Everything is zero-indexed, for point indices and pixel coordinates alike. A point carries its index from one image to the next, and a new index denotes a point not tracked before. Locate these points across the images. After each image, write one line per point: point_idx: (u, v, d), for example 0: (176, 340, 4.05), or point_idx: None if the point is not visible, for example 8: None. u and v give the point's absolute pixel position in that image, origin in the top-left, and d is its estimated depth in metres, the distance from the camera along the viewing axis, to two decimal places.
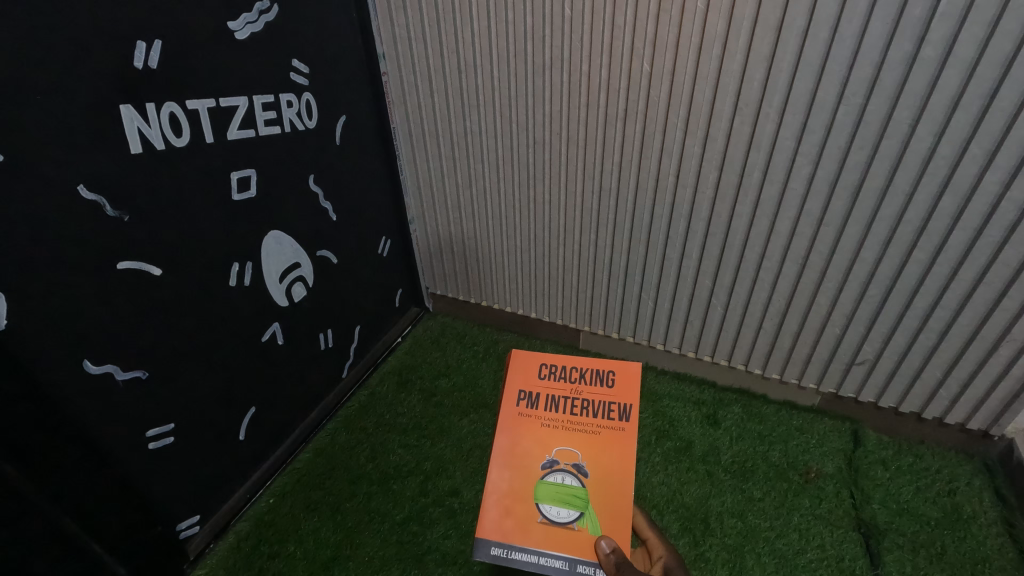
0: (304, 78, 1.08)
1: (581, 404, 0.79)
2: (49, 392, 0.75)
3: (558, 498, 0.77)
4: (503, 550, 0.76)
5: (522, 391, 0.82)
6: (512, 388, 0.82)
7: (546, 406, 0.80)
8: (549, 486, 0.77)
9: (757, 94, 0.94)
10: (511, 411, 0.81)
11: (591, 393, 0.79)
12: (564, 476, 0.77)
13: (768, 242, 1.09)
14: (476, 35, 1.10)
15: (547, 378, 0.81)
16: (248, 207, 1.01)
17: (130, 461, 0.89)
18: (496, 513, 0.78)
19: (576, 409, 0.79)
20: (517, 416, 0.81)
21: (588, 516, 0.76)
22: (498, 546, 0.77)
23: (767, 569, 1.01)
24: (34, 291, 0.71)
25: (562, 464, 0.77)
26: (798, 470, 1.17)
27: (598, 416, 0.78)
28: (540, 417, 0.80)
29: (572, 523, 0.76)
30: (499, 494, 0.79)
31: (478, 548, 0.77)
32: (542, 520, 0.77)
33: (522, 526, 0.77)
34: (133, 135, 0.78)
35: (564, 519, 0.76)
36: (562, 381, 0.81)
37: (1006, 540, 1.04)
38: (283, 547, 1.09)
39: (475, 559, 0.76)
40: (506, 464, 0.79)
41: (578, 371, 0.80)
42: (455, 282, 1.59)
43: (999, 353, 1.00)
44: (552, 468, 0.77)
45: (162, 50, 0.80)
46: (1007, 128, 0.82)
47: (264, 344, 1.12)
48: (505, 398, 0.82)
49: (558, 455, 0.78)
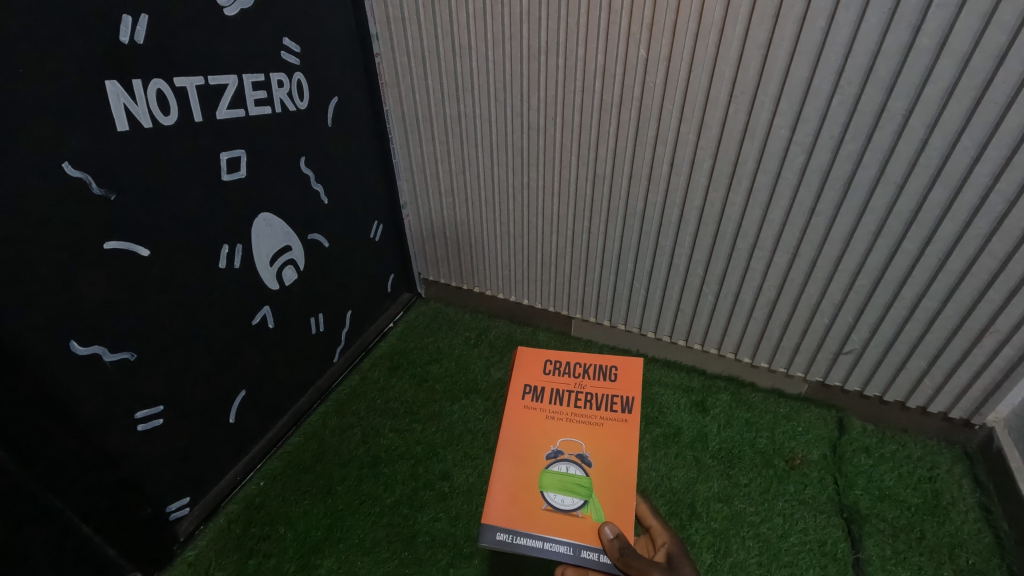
0: (295, 57, 1.06)
1: (586, 397, 0.83)
2: (36, 373, 0.74)
3: (563, 486, 0.77)
4: (508, 535, 0.74)
5: (528, 385, 0.85)
6: (519, 381, 0.86)
7: (552, 399, 0.83)
8: (554, 476, 0.78)
9: (753, 82, 0.94)
10: (518, 403, 0.83)
11: (594, 386, 0.84)
12: (568, 466, 0.79)
13: (761, 231, 1.10)
14: (472, 16, 1.08)
15: (552, 373, 0.85)
16: (238, 188, 1.00)
17: (118, 443, 0.88)
18: (501, 500, 0.77)
19: (580, 402, 0.83)
20: (524, 406, 0.83)
21: (592, 504, 0.76)
22: (504, 531, 0.75)
23: (752, 553, 1.03)
24: (19, 271, 0.70)
25: (567, 454, 0.79)
26: (784, 457, 1.19)
27: (602, 408, 0.82)
28: (544, 410, 0.83)
29: (576, 511, 0.76)
30: (504, 484, 0.79)
31: (485, 534, 0.75)
32: (546, 508, 0.76)
33: (528, 514, 0.76)
34: (120, 113, 0.76)
35: (568, 507, 0.76)
36: (566, 376, 0.85)
37: (984, 525, 1.06)
38: (273, 530, 1.09)
39: (481, 545, 0.74)
40: (513, 454, 0.80)
41: (582, 366, 0.85)
42: (447, 268, 1.58)
43: (983, 343, 1.02)
44: (557, 458, 0.79)
45: (149, 25, 0.78)
46: (999, 120, 0.82)
47: (254, 327, 1.11)
48: (511, 392, 0.85)
49: (562, 446, 0.80)
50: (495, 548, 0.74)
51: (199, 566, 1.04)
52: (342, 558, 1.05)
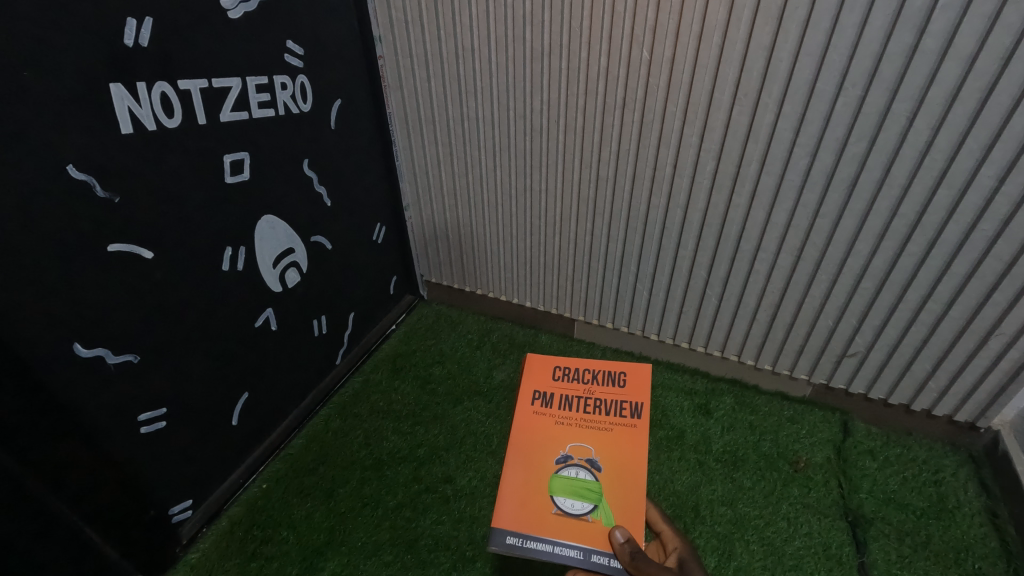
0: (298, 60, 1.07)
1: (595, 402, 0.83)
2: (39, 375, 0.74)
3: (572, 491, 0.77)
4: (518, 539, 0.74)
5: (537, 391, 0.85)
6: (527, 387, 0.85)
7: (560, 405, 0.83)
8: (564, 480, 0.78)
9: (756, 84, 0.94)
10: (527, 410, 0.84)
11: (603, 392, 0.84)
12: (577, 471, 0.78)
13: (764, 233, 1.10)
14: (475, 18, 1.09)
15: (560, 379, 0.85)
16: (241, 190, 1.00)
17: (122, 445, 0.88)
18: (510, 504, 0.77)
19: (588, 408, 0.82)
20: (530, 409, 0.83)
21: (602, 508, 0.76)
22: (514, 535, 0.75)
23: (756, 557, 1.03)
24: (23, 273, 0.70)
25: (576, 459, 0.79)
26: (788, 460, 1.19)
27: (611, 413, 0.82)
28: (554, 416, 0.82)
29: (585, 515, 0.75)
30: (512, 489, 0.79)
31: (494, 538, 0.75)
32: (556, 512, 0.76)
33: (537, 518, 0.76)
34: (124, 115, 0.76)
35: (578, 512, 0.76)
36: (574, 382, 0.85)
37: (990, 529, 1.05)
38: (276, 532, 1.09)
39: (490, 549, 0.74)
40: (521, 459, 0.80)
41: (590, 372, 0.84)
42: (450, 270, 1.58)
43: (988, 346, 1.01)
44: (565, 463, 0.79)
45: (153, 28, 0.78)
46: (1004, 121, 0.82)
47: (257, 329, 1.11)
48: (520, 398, 0.85)
49: (571, 451, 0.80)
50: (504, 551, 0.74)
51: (202, 569, 1.03)
52: (344, 560, 1.04)
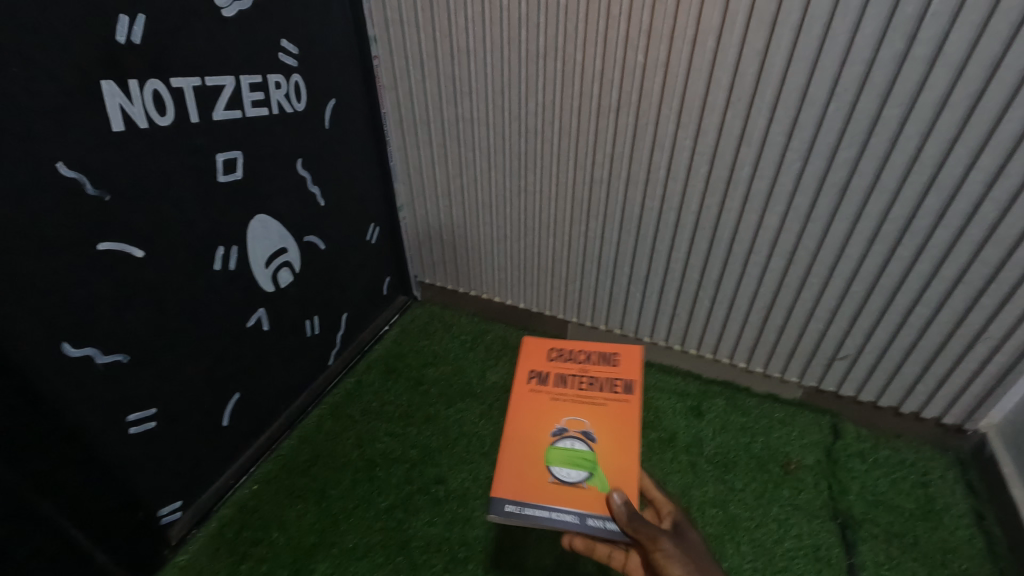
0: (293, 59, 1.06)
1: (589, 379, 0.85)
2: (26, 374, 0.73)
3: (569, 461, 0.78)
4: (515, 507, 0.74)
5: (532, 370, 0.87)
6: (523, 366, 0.87)
7: (555, 382, 0.85)
8: (560, 452, 0.79)
9: (749, 88, 0.95)
10: (523, 387, 0.85)
11: (597, 370, 0.86)
12: (573, 442, 0.79)
13: (756, 236, 1.11)
14: (470, 20, 1.09)
15: (555, 360, 0.87)
16: (234, 189, 0.99)
17: (111, 446, 0.87)
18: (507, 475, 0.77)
19: (583, 385, 0.84)
20: (526, 389, 0.85)
21: (597, 475, 0.76)
22: (511, 504, 0.75)
23: (746, 558, 1.03)
24: (11, 271, 0.69)
25: (571, 431, 0.80)
26: (779, 462, 1.20)
27: (604, 390, 0.83)
28: (549, 392, 0.84)
29: (581, 483, 0.76)
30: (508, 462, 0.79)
31: (492, 507, 0.75)
32: (552, 481, 0.76)
33: (534, 487, 0.76)
34: (115, 113, 0.76)
35: (573, 480, 0.76)
36: (569, 361, 0.87)
37: (976, 531, 1.07)
38: (266, 534, 1.08)
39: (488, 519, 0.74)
40: (518, 432, 0.81)
41: (584, 352, 0.86)
42: (444, 271, 1.58)
43: (976, 349, 1.03)
44: (561, 435, 0.80)
45: (145, 25, 0.77)
46: (992, 128, 0.83)
47: (249, 330, 1.10)
48: (516, 377, 0.87)
49: (567, 424, 0.81)
50: (502, 520, 0.74)
51: (191, 572, 1.02)
52: (336, 563, 1.04)
